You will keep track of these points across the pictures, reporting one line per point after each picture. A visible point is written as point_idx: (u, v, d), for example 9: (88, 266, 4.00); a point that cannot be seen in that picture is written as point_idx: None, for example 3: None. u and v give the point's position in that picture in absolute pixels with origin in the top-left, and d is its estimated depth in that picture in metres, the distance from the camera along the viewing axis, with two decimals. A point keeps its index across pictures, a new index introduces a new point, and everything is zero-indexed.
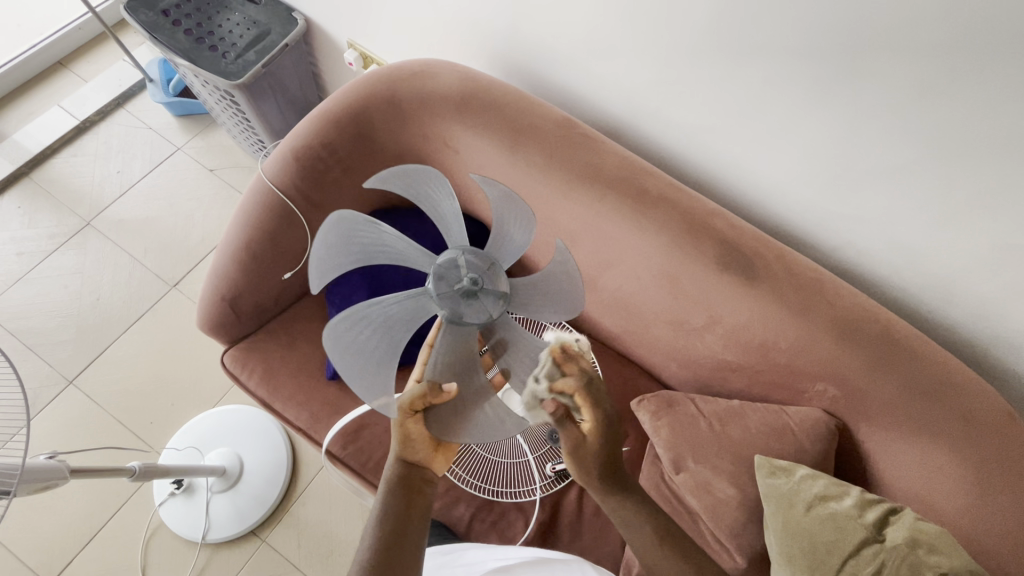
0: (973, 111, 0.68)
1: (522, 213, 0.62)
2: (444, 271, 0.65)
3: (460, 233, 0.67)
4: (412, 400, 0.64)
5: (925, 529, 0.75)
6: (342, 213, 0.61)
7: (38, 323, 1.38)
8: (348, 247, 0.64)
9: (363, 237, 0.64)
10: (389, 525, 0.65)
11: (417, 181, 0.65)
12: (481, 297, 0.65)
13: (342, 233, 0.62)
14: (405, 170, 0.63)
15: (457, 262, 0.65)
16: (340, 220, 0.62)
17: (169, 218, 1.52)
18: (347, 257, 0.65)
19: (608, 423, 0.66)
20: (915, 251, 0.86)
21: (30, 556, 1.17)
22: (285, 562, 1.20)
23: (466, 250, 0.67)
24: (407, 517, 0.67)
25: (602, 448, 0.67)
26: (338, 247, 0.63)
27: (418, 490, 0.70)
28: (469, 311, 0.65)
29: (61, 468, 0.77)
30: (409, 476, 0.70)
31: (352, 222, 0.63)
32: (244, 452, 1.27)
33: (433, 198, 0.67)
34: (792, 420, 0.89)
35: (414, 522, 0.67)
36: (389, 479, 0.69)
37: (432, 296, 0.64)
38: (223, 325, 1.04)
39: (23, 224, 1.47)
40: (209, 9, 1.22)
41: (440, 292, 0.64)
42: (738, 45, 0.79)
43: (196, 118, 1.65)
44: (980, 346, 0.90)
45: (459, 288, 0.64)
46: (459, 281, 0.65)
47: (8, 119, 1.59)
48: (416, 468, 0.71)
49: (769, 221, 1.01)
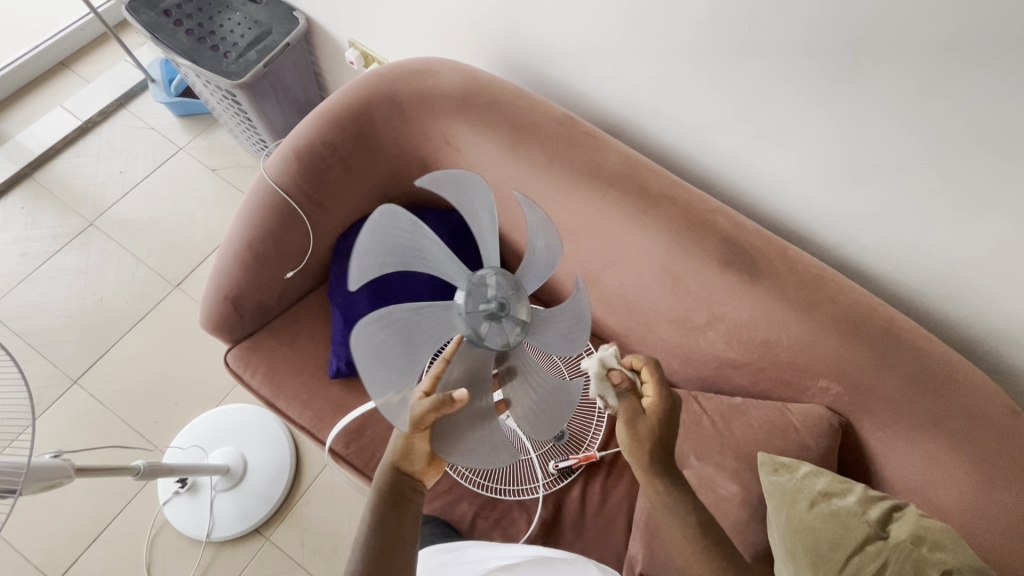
0: (975, 107, 0.68)
1: (549, 240, 0.60)
2: (472, 288, 0.61)
3: (491, 252, 0.63)
4: (423, 413, 0.59)
5: (928, 525, 0.75)
6: (390, 206, 0.56)
7: (42, 323, 1.38)
8: (388, 247, 0.58)
9: (405, 238, 0.59)
10: (375, 534, 0.66)
11: (465, 186, 0.59)
12: (504, 321, 0.61)
13: (386, 229, 0.57)
14: (454, 172, 0.58)
15: (486, 281, 0.61)
16: (388, 213, 0.56)
17: (171, 218, 1.52)
18: (386, 259, 0.59)
19: (671, 403, 0.68)
20: (918, 247, 0.86)
21: (36, 555, 1.18)
22: (288, 560, 1.20)
23: (497, 271, 0.62)
24: (397, 523, 0.67)
25: (659, 421, 0.67)
26: (380, 244, 0.57)
27: (407, 495, 0.69)
28: (489, 333, 0.61)
29: (66, 467, 0.77)
30: (398, 483, 0.69)
31: (400, 218, 0.57)
32: (248, 451, 1.27)
33: (472, 204, 0.61)
34: (795, 417, 0.89)
35: (404, 525, 0.68)
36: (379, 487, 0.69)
37: (455, 314, 0.61)
38: (226, 325, 1.04)
39: (26, 224, 1.48)
40: (210, 9, 1.22)
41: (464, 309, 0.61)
42: (739, 42, 0.79)
43: (198, 118, 1.65)
44: (983, 342, 0.90)
45: (484, 309, 0.60)
46: (485, 302, 0.61)
47: (11, 120, 1.60)
48: (406, 476, 0.70)
49: (771, 218, 1.01)
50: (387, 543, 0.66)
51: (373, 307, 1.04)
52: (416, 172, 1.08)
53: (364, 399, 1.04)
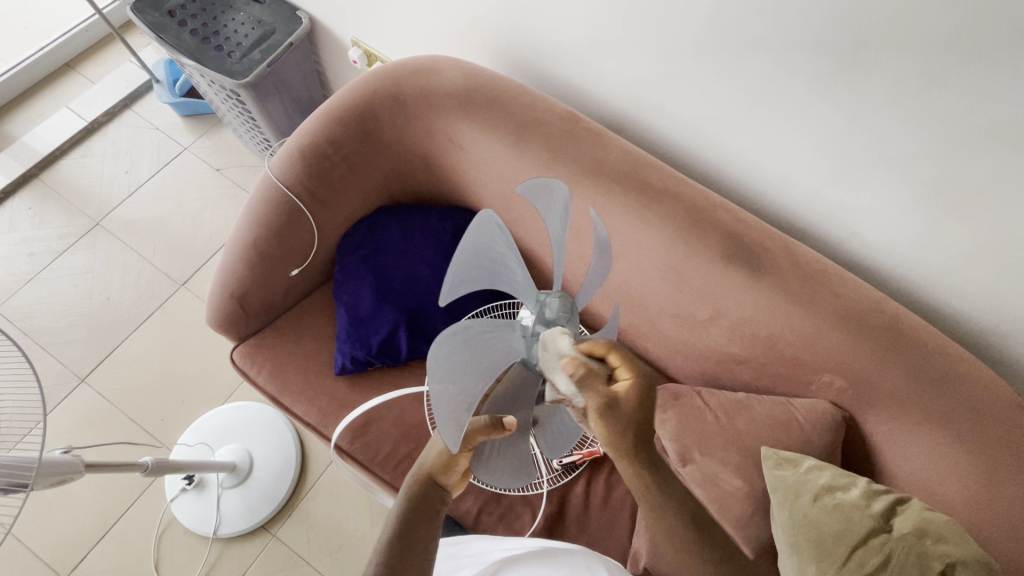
0: (978, 101, 0.68)
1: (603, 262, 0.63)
2: (537, 310, 0.61)
3: (559, 272, 0.61)
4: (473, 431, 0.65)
5: (932, 518, 0.75)
6: (490, 213, 0.55)
7: (50, 322, 1.39)
8: (478, 259, 0.57)
9: (492, 250, 0.58)
10: (398, 534, 0.64)
11: (552, 203, 0.58)
12: None
13: (481, 238, 0.56)
14: (541, 184, 0.57)
15: (549, 305, 0.61)
16: (488, 220, 0.55)
17: (177, 217, 1.53)
18: (473, 271, 0.58)
19: (631, 402, 0.57)
20: (921, 241, 0.86)
21: (45, 551, 1.19)
22: (294, 556, 1.21)
23: (561, 296, 0.62)
24: (421, 531, 0.64)
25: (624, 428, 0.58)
26: (472, 254, 0.56)
27: (435, 506, 0.67)
28: None
29: (76, 463, 0.78)
30: (429, 491, 0.67)
31: (495, 229, 0.57)
32: (253, 448, 1.28)
33: (548, 220, 0.60)
34: (798, 412, 0.89)
35: (427, 532, 0.65)
36: (408, 493, 0.67)
37: (520, 335, 0.60)
38: (232, 322, 1.05)
39: (33, 225, 1.49)
40: (214, 9, 1.23)
41: (526, 331, 0.60)
42: (742, 37, 0.79)
43: (202, 117, 1.66)
44: (986, 336, 0.90)
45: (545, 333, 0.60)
46: (547, 324, 0.60)
47: (18, 121, 1.61)
48: (439, 488, 0.68)
49: (773, 214, 1.01)
50: (409, 545, 0.63)
51: (377, 305, 1.04)
52: (420, 170, 1.09)
53: (370, 396, 1.04)
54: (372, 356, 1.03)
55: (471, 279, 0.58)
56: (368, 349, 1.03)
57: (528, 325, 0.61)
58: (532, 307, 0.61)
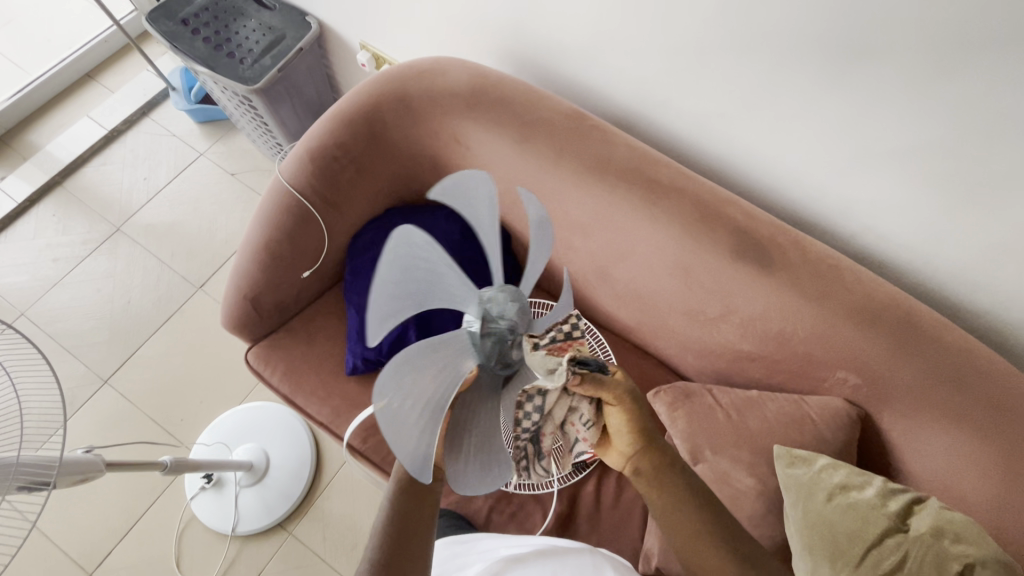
0: (993, 87, 0.66)
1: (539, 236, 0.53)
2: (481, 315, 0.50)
3: (494, 262, 0.51)
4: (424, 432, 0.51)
5: (951, 517, 0.73)
6: (411, 228, 0.43)
7: (73, 325, 1.43)
8: (411, 279, 0.45)
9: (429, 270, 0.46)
10: (391, 516, 0.63)
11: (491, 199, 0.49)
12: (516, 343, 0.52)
13: (405, 259, 0.44)
14: (462, 178, 0.47)
15: (500, 301, 0.50)
16: (411, 235, 0.43)
17: (194, 221, 1.56)
18: (408, 296, 0.45)
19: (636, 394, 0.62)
20: (939, 233, 0.84)
21: (71, 547, 1.22)
22: (311, 553, 1.23)
23: (510, 292, 0.51)
24: (415, 516, 0.63)
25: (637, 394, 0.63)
26: (400, 279, 0.43)
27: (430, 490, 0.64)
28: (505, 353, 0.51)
29: (97, 462, 0.80)
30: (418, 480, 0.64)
31: (422, 239, 0.44)
32: (270, 447, 1.30)
33: (476, 215, 0.50)
34: (812, 410, 0.88)
35: (424, 518, 0.63)
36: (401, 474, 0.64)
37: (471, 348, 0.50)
38: (246, 323, 1.07)
39: (57, 231, 1.54)
40: (226, 17, 1.25)
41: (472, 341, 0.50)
42: (747, 30, 0.78)
43: (217, 124, 1.70)
44: (1004, 330, 0.88)
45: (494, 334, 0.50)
46: (493, 323, 0.50)
47: (40, 131, 1.66)
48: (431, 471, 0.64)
49: (784, 208, 0.99)
50: (406, 529, 0.62)
51: None
52: (427, 171, 1.09)
53: None
54: (382, 356, 1.04)
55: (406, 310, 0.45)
56: (378, 349, 1.04)
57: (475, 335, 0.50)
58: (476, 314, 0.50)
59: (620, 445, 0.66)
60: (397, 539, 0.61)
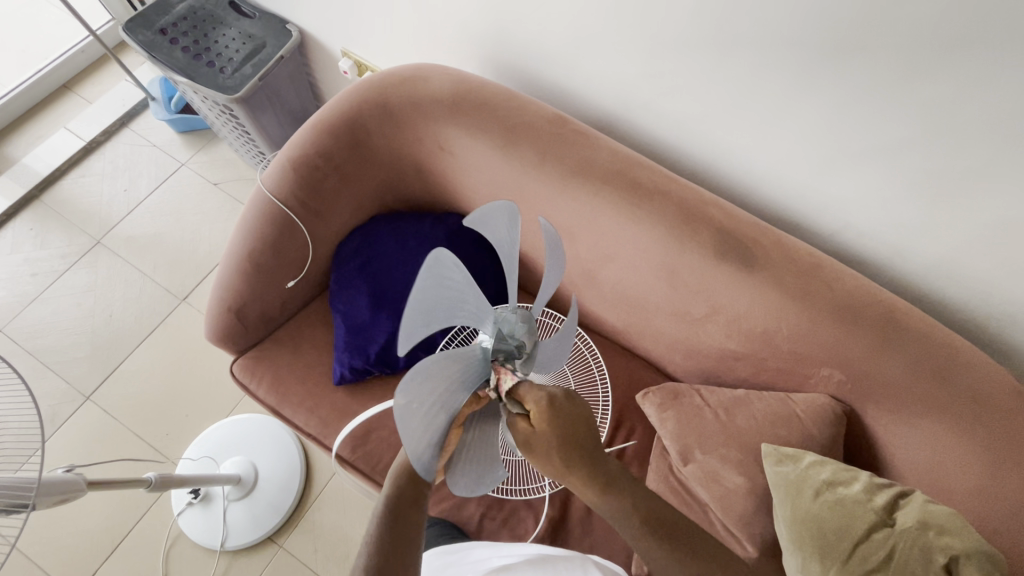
0: (963, 86, 0.68)
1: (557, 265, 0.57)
2: (498, 328, 0.56)
3: (513, 283, 0.55)
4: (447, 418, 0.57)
5: (935, 510, 0.74)
6: (443, 251, 0.47)
7: (54, 341, 1.41)
8: (439, 291, 0.50)
9: (446, 285, 0.50)
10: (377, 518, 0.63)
11: (515, 232, 0.53)
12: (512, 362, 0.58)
13: (439, 276, 0.49)
14: (489, 211, 0.52)
15: (514, 323, 0.56)
16: (446, 258, 0.48)
17: (177, 232, 1.55)
18: (433, 305, 0.50)
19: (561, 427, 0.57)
20: (918, 230, 0.85)
21: (54, 568, 1.20)
22: (301, 567, 1.22)
23: (524, 314, 0.57)
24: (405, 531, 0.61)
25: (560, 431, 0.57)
26: (430, 287, 0.48)
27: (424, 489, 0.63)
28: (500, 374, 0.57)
29: (77, 480, 0.78)
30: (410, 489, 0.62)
31: (455, 262, 0.49)
32: (258, 460, 1.29)
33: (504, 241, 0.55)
34: (798, 407, 0.89)
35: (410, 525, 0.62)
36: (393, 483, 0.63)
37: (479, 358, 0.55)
38: (231, 335, 1.06)
39: (35, 245, 1.51)
40: (205, 26, 1.24)
41: (485, 354, 0.55)
42: (725, 34, 0.79)
43: (198, 133, 1.68)
44: (981, 324, 0.90)
45: (502, 351, 0.56)
46: (503, 341, 0.56)
47: (16, 144, 1.63)
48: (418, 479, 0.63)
49: (765, 208, 1.00)
50: (396, 538, 0.61)
51: (374, 313, 1.05)
52: (411, 178, 1.09)
53: (370, 404, 1.05)
54: (370, 365, 1.04)
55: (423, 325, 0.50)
56: (366, 358, 1.03)
57: (487, 350, 0.55)
58: (491, 329, 0.56)
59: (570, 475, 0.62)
60: (389, 541, 0.61)
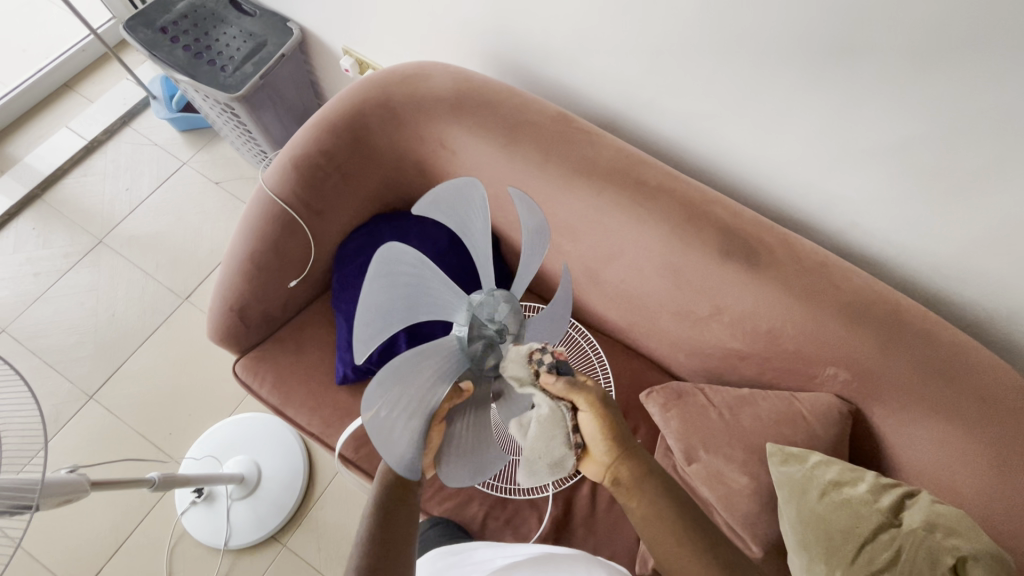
0: (973, 83, 0.67)
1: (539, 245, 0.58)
2: (477, 312, 0.55)
3: (484, 272, 0.58)
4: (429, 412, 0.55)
5: (942, 511, 0.73)
6: (392, 247, 0.49)
7: (57, 340, 1.41)
8: (395, 287, 0.51)
9: (403, 280, 0.52)
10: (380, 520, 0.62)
11: (481, 207, 0.53)
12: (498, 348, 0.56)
13: (391, 271, 0.50)
14: (444, 189, 0.52)
15: (494, 305, 0.55)
16: (398, 252, 0.50)
17: (179, 231, 1.55)
18: (393, 300, 0.52)
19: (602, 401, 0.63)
20: (926, 229, 0.84)
21: (58, 566, 1.20)
22: (305, 565, 1.22)
23: (505, 296, 0.56)
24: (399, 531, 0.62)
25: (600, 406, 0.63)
26: (383, 284, 0.50)
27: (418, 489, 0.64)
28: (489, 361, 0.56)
29: (81, 481, 0.78)
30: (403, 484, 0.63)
31: (410, 255, 0.51)
32: (261, 459, 1.29)
33: (467, 221, 0.55)
34: (803, 406, 0.88)
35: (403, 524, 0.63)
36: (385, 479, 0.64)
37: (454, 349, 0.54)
38: (233, 335, 1.05)
39: (37, 245, 1.51)
40: (206, 24, 1.24)
41: (462, 344, 0.54)
42: (731, 31, 0.78)
43: (200, 132, 1.68)
44: (988, 322, 0.89)
45: (484, 336, 0.55)
46: (485, 326, 0.55)
47: (18, 144, 1.63)
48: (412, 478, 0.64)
49: (770, 207, 1.00)
50: (396, 539, 0.61)
51: None
52: (413, 176, 1.09)
53: None
54: (372, 364, 1.03)
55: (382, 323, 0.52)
56: (369, 358, 1.03)
57: (464, 338, 0.54)
58: (465, 315, 0.55)
59: (597, 455, 0.66)
60: (382, 539, 0.61)
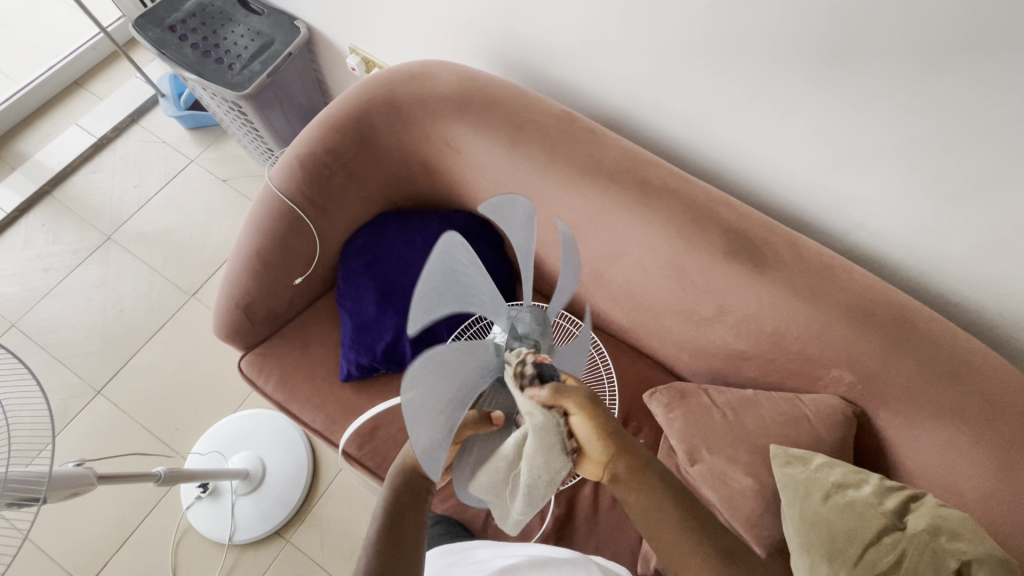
0: (981, 84, 0.66)
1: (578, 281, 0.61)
2: (510, 325, 0.60)
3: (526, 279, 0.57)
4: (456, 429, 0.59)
5: (947, 515, 0.73)
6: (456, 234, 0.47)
7: (65, 335, 1.43)
8: (449, 279, 0.49)
9: (459, 269, 0.50)
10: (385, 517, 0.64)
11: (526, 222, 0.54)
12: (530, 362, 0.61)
13: (448, 262, 0.48)
14: (496, 203, 0.53)
15: (525, 318, 0.60)
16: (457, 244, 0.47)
17: (186, 228, 1.56)
18: (444, 292, 0.49)
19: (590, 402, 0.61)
20: (933, 230, 0.84)
21: (65, 559, 1.22)
22: (308, 561, 1.22)
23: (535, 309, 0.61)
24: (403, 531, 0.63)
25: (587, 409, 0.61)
26: (440, 275, 0.47)
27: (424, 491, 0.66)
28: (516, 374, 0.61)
29: (88, 475, 0.79)
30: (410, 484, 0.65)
31: (467, 250, 0.49)
32: (266, 455, 1.30)
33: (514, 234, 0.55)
34: (808, 408, 0.88)
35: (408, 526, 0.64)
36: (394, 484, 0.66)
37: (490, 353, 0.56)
38: (238, 332, 1.06)
39: (47, 241, 1.53)
40: (214, 22, 1.25)
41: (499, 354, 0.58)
42: (737, 30, 0.77)
43: (208, 130, 1.69)
44: (996, 325, 0.88)
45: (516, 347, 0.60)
46: (517, 339, 0.60)
47: (28, 140, 1.64)
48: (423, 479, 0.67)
49: (776, 207, 0.99)
50: (398, 534, 0.62)
51: (382, 310, 1.05)
52: (419, 175, 1.09)
53: (376, 401, 1.05)
54: (376, 362, 1.03)
55: (429, 307, 0.48)
56: (372, 356, 1.03)
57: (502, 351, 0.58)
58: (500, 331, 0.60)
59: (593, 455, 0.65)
60: (384, 531, 0.62)
